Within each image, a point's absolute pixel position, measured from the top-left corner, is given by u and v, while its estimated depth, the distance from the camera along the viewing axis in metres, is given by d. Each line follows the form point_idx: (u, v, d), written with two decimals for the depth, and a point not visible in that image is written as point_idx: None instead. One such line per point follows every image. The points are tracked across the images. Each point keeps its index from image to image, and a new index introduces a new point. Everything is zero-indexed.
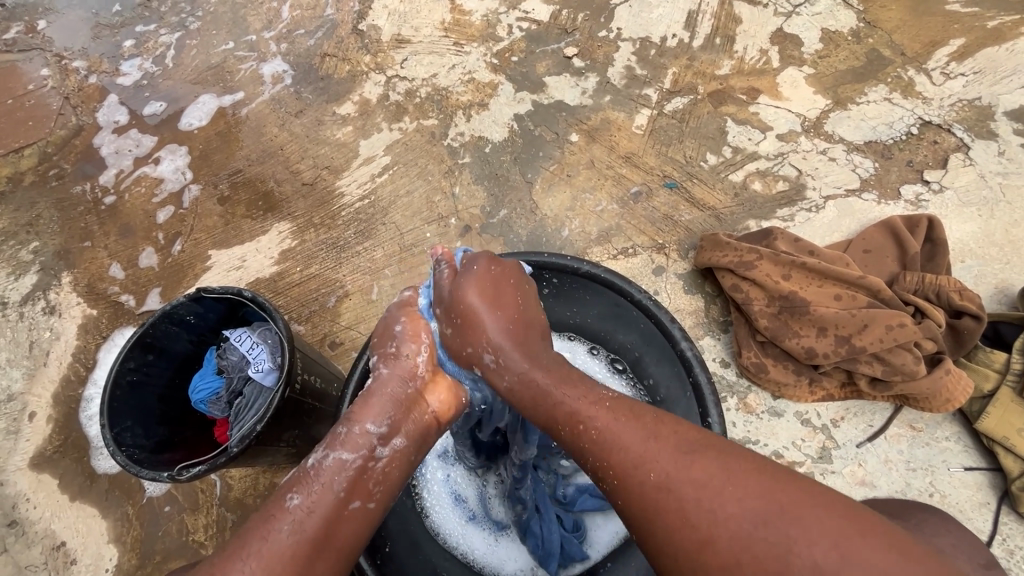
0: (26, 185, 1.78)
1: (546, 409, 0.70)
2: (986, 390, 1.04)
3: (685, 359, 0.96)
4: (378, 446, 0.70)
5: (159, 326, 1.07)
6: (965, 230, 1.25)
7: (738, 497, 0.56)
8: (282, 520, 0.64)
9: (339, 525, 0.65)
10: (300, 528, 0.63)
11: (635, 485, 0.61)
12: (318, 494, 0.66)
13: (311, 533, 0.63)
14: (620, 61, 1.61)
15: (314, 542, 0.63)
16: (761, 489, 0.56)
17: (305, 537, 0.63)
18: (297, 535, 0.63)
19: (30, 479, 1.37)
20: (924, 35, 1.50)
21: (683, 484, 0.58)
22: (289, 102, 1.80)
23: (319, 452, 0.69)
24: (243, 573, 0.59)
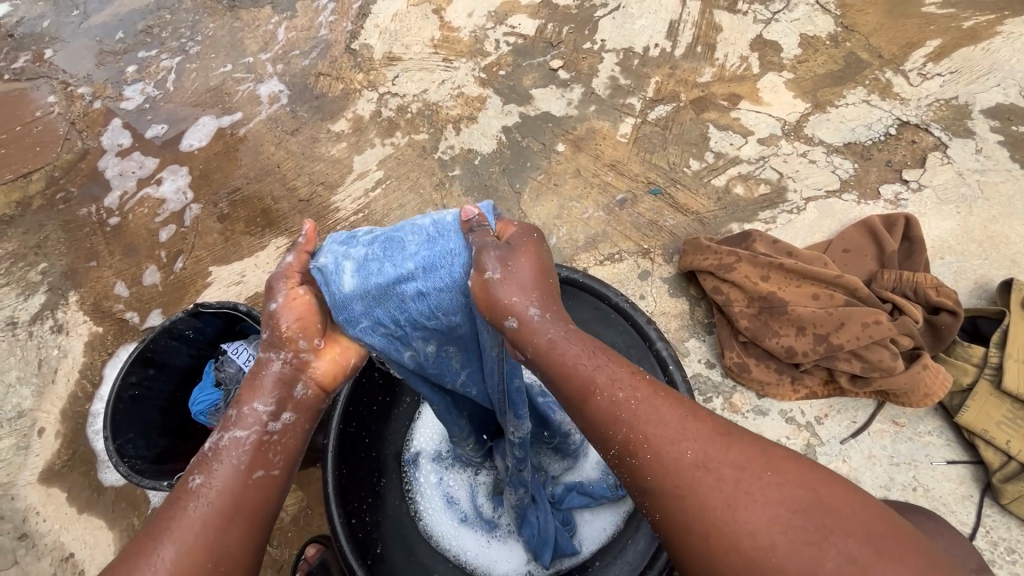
0: (35, 208, 1.85)
1: (569, 376, 0.58)
2: (965, 384, 1.05)
3: (661, 359, 0.98)
4: (271, 419, 0.66)
5: (159, 341, 1.12)
6: (944, 227, 1.27)
7: (774, 495, 0.49)
8: (190, 500, 0.61)
9: (249, 495, 0.62)
10: (210, 503, 0.61)
11: (670, 467, 0.53)
12: (223, 471, 0.63)
13: (223, 504, 0.61)
14: (604, 72, 1.65)
15: (225, 512, 0.60)
16: (788, 486, 0.50)
17: (215, 510, 0.60)
18: (207, 509, 0.60)
19: (40, 493, 1.42)
20: (901, 37, 1.53)
21: (724, 467, 0.51)
22: (285, 120, 1.86)
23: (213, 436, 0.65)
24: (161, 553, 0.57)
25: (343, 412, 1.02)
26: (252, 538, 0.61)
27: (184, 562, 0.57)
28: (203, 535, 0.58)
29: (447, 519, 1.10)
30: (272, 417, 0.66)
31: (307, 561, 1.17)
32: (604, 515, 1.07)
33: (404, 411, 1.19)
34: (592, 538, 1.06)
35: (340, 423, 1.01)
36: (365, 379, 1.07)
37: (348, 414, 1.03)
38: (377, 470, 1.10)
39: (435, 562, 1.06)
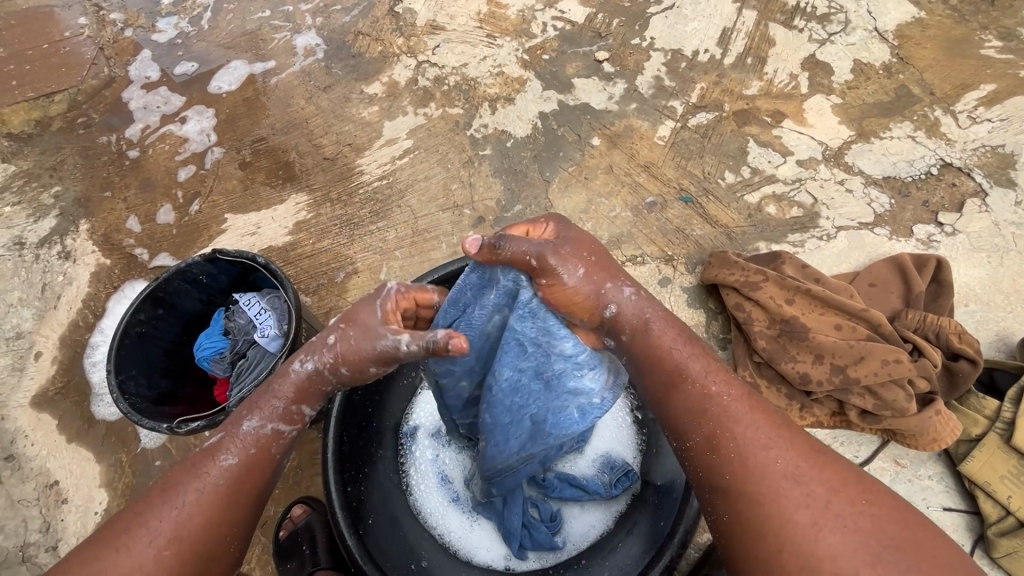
0: (54, 130, 1.81)
1: (669, 369, 0.74)
2: (974, 435, 1.05)
3: None
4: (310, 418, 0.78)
5: (172, 282, 1.10)
6: (972, 274, 1.26)
7: (829, 504, 0.62)
8: (213, 475, 0.72)
9: (267, 476, 0.75)
10: (233, 481, 0.72)
11: (748, 466, 0.66)
12: (252, 454, 0.74)
13: (244, 484, 0.73)
14: (649, 71, 1.62)
15: (245, 491, 0.73)
16: (851, 508, 0.62)
17: (235, 487, 0.72)
18: (228, 485, 0.72)
19: (30, 417, 1.41)
20: (956, 77, 1.50)
21: (811, 483, 0.64)
22: (318, 75, 1.82)
23: (253, 419, 0.75)
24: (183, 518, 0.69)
25: None
26: (262, 511, 0.75)
27: (203, 530, 0.70)
28: (227, 510, 0.71)
29: (436, 496, 1.10)
30: (311, 417, 0.78)
31: (292, 521, 1.16)
32: (594, 512, 1.07)
33: (408, 384, 1.17)
34: (580, 535, 1.05)
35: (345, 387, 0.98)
36: None
37: None
38: (373, 439, 1.08)
39: (419, 539, 1.04)
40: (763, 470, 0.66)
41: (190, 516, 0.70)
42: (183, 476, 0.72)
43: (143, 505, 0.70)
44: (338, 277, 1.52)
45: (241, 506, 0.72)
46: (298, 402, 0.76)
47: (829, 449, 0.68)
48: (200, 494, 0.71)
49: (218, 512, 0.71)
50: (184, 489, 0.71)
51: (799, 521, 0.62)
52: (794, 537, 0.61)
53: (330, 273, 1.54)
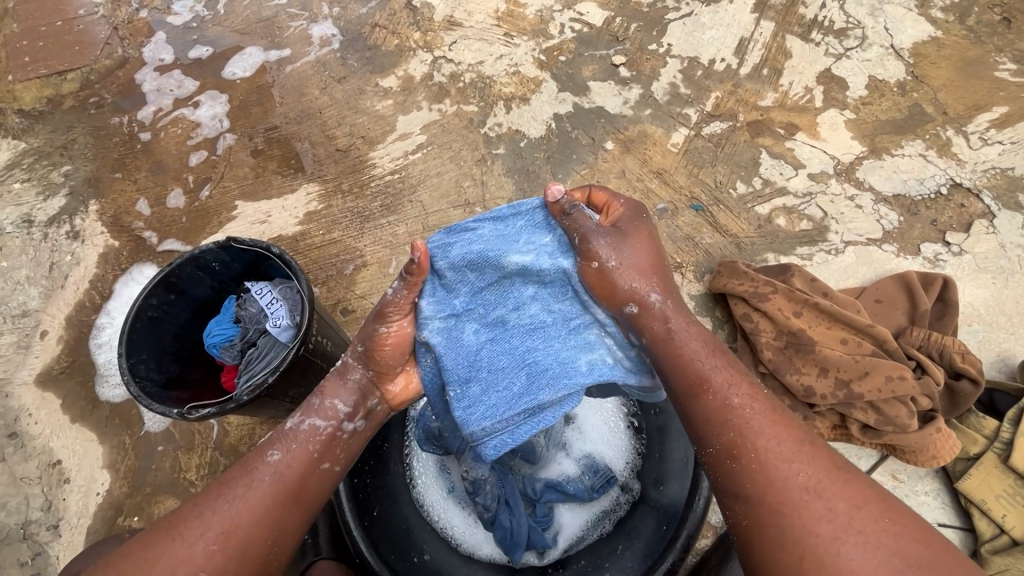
0: (65, 109, 1.81)
1: (685, 372, 0.75)
2: (972, 453, 1.06)
3: None
4: (346, 420, 0.80)
5: (185, 268, 1.10)
6: (976, 295, 1.28)
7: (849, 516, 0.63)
8: (262, 472, 0.74)
9: (311, 480, 0.75)
10: (279, 478, 0.73)
11: (768, 474, 0.68)
12: (295, 452, 0.76)
13: (287, 483, 0.74)
14: (665, 77, 1.63)
15: (289, 493, 0.73)
16: (874, 526, 0.62)
17: (281, 487, 0.73)
18: (275, 484, 0.73)
19: (34, 396, 1.41)
20: (969, 98, 1.51)
21: (829, 495, 0.65)
22: (334, 66, 1.82)
23: (294, 418, 0.78)
24: (229, 513, 0.70)
25: None
26: (304, 519, 0.74)
27: (241, 533, 0.69)
28: (268, 510, 0.71)
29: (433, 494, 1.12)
30: (347, 417, 0.80)
31: None
32: (587, 516, 1.10)
33: None
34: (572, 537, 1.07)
35: None
36: None
37: None
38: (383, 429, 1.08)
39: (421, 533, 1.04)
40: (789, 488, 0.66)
41: (241, 510, 0.70)
42: (230, 478, 0.74)
43: (194, 504, 0.72)
44: (347, 269, 1.52)
45: (284, 506, 0.73)
46: (331, 396, 0.81)
47: (851, 467, 0.69)
48: (247, 492, 0.72)
49: (264, 510, 0.71)
50: (231, 490, 0.72)
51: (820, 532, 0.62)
52: (815, 550, 0.62)
53: (338, 265, 1.54)
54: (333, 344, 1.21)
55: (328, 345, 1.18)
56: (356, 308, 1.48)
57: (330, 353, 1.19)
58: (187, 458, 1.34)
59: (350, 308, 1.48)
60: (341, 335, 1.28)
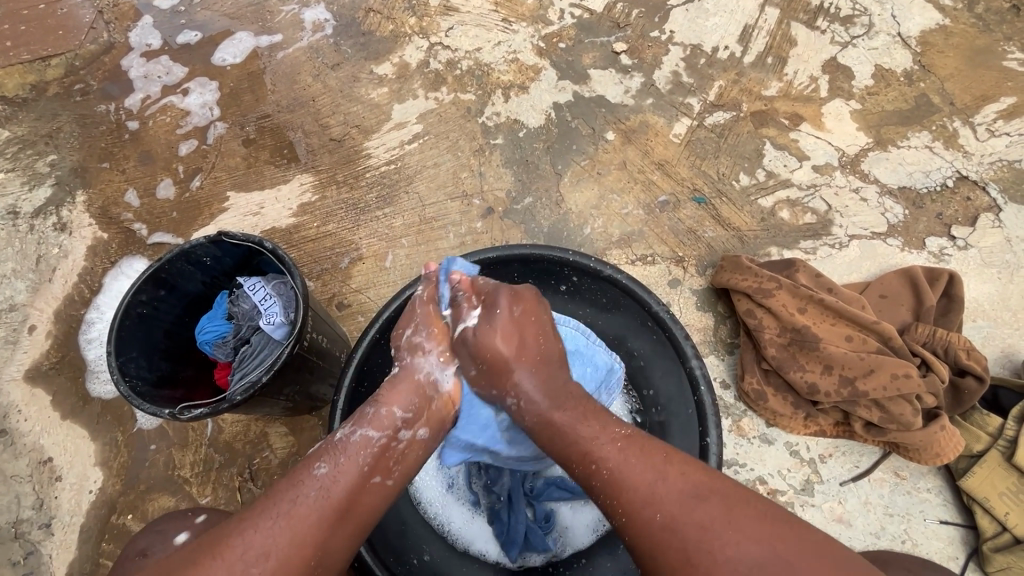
0: (50, 96, 1.75)
1: (559, 443, 0.78)
2: (975, 451, 1.05)
3: (693, 378, 0.95)
4: (401, 428, 0.80)
5: (175, 263, 1.07)
6: (981, 290, 1.26)
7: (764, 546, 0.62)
8: (310, 485, 0.72)
9: (363, 493, 0.75)
10: (327, 493, 0.72)
11: (643, 529, 0.68)
12: (342, 467, 0.75)
13: (335, 498, 0.72)
14: (667, 65, 1.59)
15: (338, 509, 0.72)
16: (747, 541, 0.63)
17: (330, 502, 0.72)
18: (323, 498, 0.72)
19: (23, 392, 1.38)
20: (977, 88, 1.48)
21: (686, 526, 0.65)
22: (327, 53, 1.77)
23: (346, 429, 0.78)
24: (274, 530, 0.68)
25: (356, 371, 0.98)
26: (352, 540, 0.73)
27: (295, 551, 0.68)
28: (317, 528, 0.69)
29: (435, 491, 1.08)
30: (401, 424, 0.81)
31: None
32: (589, 517, 1.06)
33: None
34: (574, 539, 1.05)
35: (351, 381, 0.97)
36: (382, 341, 1.03)
37: (360, 373, 1.00)
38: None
39: (418, 534, 1.04)
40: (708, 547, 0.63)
41: (285, 528, 0.68)
42: (276, 492, 0.71)
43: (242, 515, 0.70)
44: (342, 263, 1.49)
45: (332, 526, 0.71)
46: (387, 404, 0.81)
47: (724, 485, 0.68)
48: (298, 506, 0.70)
49: (313, 528, 0.69)
50: (281, 506, 0.70)
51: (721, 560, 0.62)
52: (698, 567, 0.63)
53: (334, 258, 1.51)
54: (330, 341, 1.19)
55: (323, 342, 1.15)
56: (352, 302, 1.45)
57: (325, 350, 1.17)
58: (181, 455, 1.31)
59: (346, 302, 1.45)
60: (337, 331, 1.25)
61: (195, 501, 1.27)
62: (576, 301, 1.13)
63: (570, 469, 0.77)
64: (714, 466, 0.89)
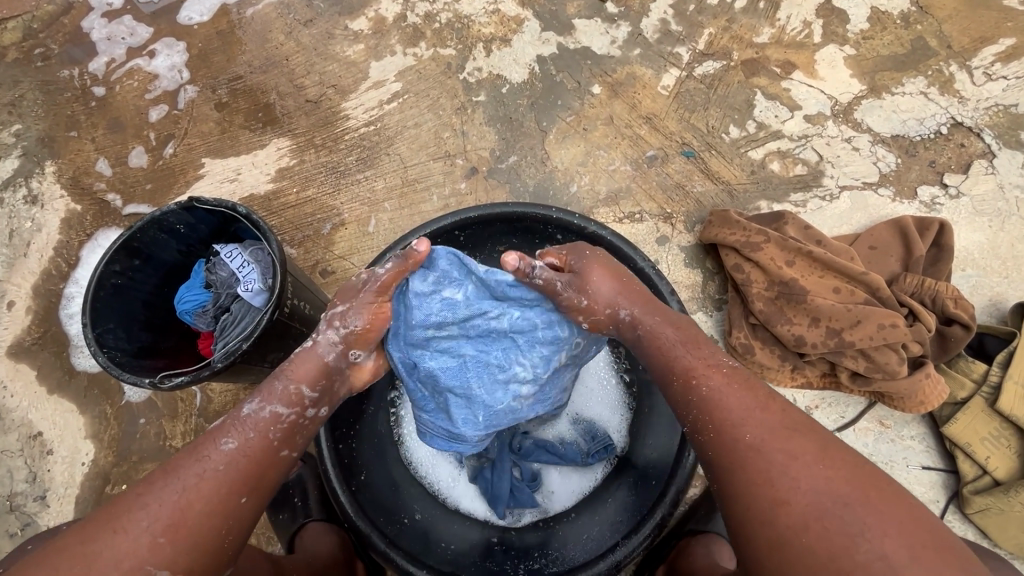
0: (8, 61, 1.67)
1: (664, 360, 0.79)
2: (960, 398, 1.06)
3: None
4: (310, 406, 0.78)
5: (147, 231, 1.04)
6: (971, 239, 1.25)
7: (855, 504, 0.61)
8: (211, 461, 0.70)
9: (271, 470, 0.74)
10: (230, 471, 0.70)
11: (735, 453, 0.69)
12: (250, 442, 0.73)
13: (236, 474, 0.70)
14: (656, 13, 1.51)
15: (237, 483, 0.70)
16: (852, 504, 0.61)
17: (230, 481, 0.70)
18: (223, 476, 0.70)
19: (8, 368, 1.37)
20: (975, 29, 1.43)
21: (774, 450, 0.67)
22: (298, 8, 1.68)
23: (255, 404, 0.75)
24: (162, 508, 0.66)
25: None
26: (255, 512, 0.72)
27: (175, 531, 0.66)
28: (208, 506, 0.68)
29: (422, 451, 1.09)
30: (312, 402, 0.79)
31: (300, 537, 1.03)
32: (577, 477, 1.08)
33: None
34: (563, 498, 1.07)
35: None
36: None
37: None
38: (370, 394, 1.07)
39: (411, 494, 1.05)
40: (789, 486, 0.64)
41: (178, 505, 0.66)
42: (175, 467, 0.69)
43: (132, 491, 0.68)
44: (324, 229, 1.45)
45: (236, 494, 0.70)
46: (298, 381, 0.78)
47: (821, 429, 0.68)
48: (208, 470, 0.69)
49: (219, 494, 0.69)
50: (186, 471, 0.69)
51: (860, 555, 0.58)
52: (778, 496, 0.64)
53: (315, 224, 1.47)
54: (313, 308, 1.17)
55: (307, 309, 1.13)
56: (336, 269, 1.42)
57: (309, 317, 1.15)
58: (171, 425, 1.31)
59: (330, 269, 1.42)
60: (321, 298, 1.23)
61: None
62: None
63: (667, 384, 0.79)
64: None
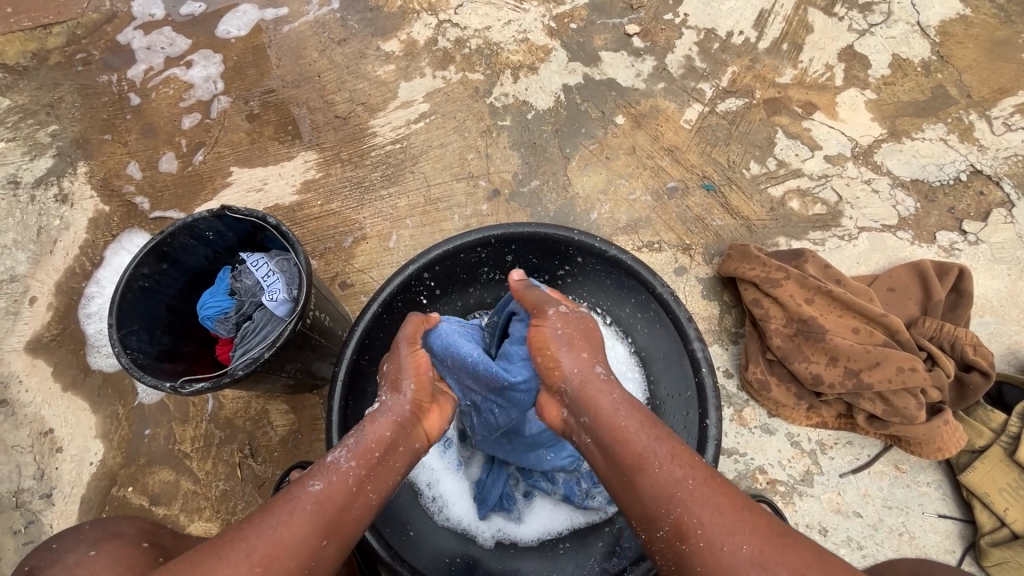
0: (52, 65, 1.75)
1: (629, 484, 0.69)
2: (977, 446, 1.05)
3: (693, 359, 0.93)
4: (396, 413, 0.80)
5: (177, 236, 1.06)
6: (991, 285, 1.25)
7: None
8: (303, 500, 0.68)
9: (350, 509, 0.70)
10: (319, 507, 0.68)
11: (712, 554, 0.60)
12: (335, 483, 0.71)
13: (327, 512, 0.68)
14: (681, 49, 1.55)
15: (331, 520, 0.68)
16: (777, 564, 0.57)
17: (322, 518, 0.67)
18: (317, 510, 0.68)
19: (25, 363, 1.38)
20: (995, 80, 1.45)
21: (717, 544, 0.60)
22: (333, 28, 1.72)
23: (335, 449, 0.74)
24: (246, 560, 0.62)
25: (359, 344, 0.98)
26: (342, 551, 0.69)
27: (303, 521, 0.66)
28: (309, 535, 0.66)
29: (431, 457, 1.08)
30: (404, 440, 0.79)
31: None
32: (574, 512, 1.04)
33: None
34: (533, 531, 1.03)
35: (353, 353, 0.97)
36: (384, 316, 1.02)
37: (364, 346, 1.00)
38: None
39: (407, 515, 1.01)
40: (661, 480, 0.67)
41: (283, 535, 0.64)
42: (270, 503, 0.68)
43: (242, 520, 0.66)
44: (345, 242, 1.48)
45: (319, 537, 0.67)
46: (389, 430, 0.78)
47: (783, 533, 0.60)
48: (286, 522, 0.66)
49: (307, 536, 0.65)
50: (242, 526, 0.65)
51: None
52: None
53: (337, 237, 1.49)
54: (332, 320, 1.18)
55: (326, 320, 1.15)
56: (355, 282, 1.44)
57: (328, 328, 1.17)
58: (182, 429, 1.31)
59: (349, 281, 1.44)
60: (341, 310, 1.25)
61: (195, 476, 1.27)
62: (578, 286, 1.12)
63: (653, 529, 0.66)
64: (712, 447, 0.88)
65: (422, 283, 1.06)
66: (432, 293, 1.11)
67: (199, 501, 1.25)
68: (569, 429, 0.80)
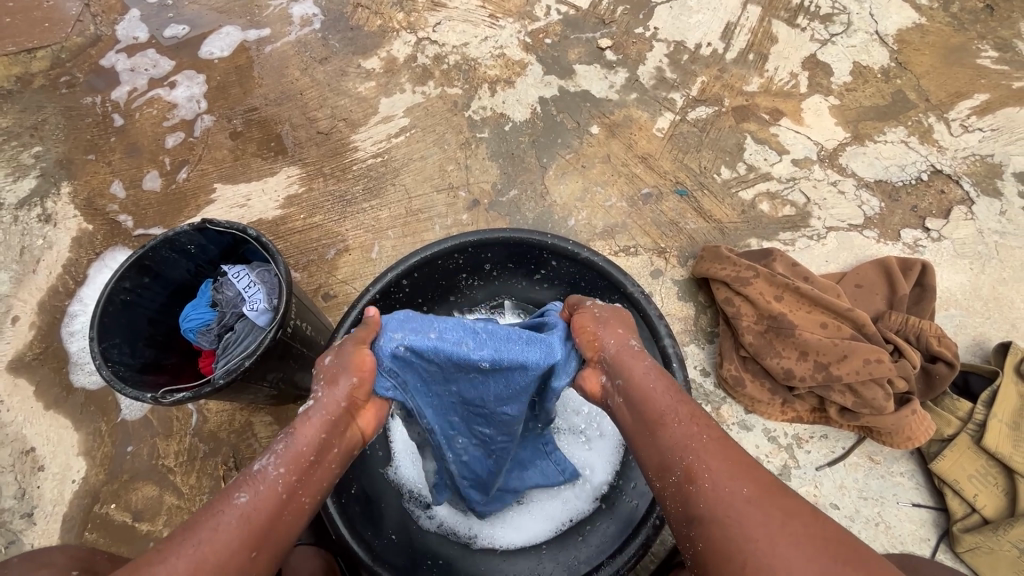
0: (36, 88, 1.77)
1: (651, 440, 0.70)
2: (946, 435, 1.08)
3: (664, 355, 0.95)
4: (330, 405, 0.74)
5: (159, 250, 1.08)
6: (955, 280, 1.29)
7: (788, 528, 0.56)
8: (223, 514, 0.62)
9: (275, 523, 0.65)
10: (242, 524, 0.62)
11: (722, 509, 0.60)
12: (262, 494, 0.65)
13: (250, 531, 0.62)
14: (652, 61, 1.60)
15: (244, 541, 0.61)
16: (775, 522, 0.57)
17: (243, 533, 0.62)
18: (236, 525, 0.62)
19: (6, 383, 1.38)
20: (951, 85, 1.51)
21: (727, 501, 0.60)
22: (315, 47, 1.77)
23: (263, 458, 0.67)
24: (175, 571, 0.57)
25: None
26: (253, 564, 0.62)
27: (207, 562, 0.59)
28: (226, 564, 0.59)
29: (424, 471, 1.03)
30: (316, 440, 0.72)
31: None
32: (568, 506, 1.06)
33: None
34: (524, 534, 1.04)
35: None
36: None
37: None
38: None
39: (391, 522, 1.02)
40: (679, 435, 0.68)
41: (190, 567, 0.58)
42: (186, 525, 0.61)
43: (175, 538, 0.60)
44: (328, 254, 1.50)
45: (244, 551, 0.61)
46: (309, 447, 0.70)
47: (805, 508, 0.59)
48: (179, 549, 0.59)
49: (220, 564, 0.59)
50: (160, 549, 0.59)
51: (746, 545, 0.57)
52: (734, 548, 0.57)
53: (321, 250, 1.51)
54: (314, 329, 1.20)
55: (308, 330, 1.17)
56: (338, 293, 1.46)
57: (310, 338, 1.18)
58: (165, 444, 1.31)
59: (332, 293, 1.46)
60: (323, 321, 1.27)
61: (179, 491, 1.27)
62: (553, 290, 1.16)
63: (667, 476, 0.67)
64: None
65: (401, 289, 1.08)
66: (411, 300, 1.13)
67: (183, 515, 1.25)
68: (603, 397, 0.81)
